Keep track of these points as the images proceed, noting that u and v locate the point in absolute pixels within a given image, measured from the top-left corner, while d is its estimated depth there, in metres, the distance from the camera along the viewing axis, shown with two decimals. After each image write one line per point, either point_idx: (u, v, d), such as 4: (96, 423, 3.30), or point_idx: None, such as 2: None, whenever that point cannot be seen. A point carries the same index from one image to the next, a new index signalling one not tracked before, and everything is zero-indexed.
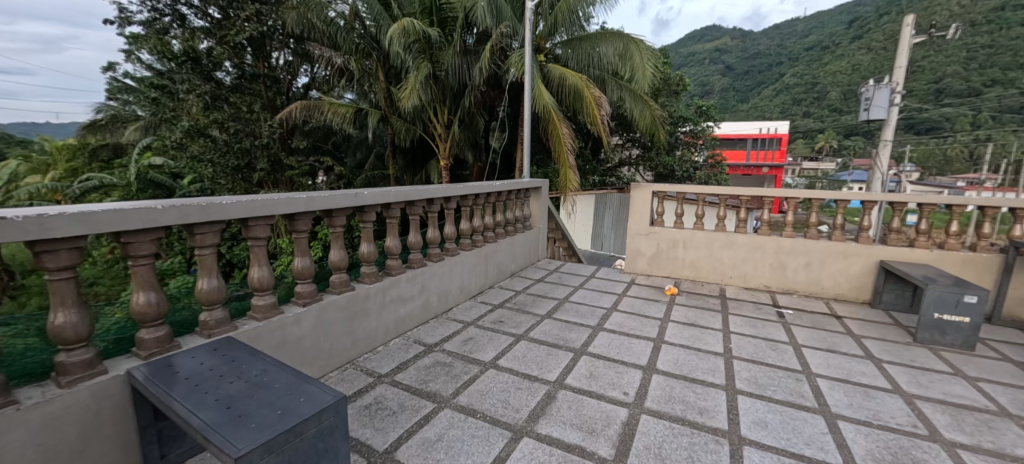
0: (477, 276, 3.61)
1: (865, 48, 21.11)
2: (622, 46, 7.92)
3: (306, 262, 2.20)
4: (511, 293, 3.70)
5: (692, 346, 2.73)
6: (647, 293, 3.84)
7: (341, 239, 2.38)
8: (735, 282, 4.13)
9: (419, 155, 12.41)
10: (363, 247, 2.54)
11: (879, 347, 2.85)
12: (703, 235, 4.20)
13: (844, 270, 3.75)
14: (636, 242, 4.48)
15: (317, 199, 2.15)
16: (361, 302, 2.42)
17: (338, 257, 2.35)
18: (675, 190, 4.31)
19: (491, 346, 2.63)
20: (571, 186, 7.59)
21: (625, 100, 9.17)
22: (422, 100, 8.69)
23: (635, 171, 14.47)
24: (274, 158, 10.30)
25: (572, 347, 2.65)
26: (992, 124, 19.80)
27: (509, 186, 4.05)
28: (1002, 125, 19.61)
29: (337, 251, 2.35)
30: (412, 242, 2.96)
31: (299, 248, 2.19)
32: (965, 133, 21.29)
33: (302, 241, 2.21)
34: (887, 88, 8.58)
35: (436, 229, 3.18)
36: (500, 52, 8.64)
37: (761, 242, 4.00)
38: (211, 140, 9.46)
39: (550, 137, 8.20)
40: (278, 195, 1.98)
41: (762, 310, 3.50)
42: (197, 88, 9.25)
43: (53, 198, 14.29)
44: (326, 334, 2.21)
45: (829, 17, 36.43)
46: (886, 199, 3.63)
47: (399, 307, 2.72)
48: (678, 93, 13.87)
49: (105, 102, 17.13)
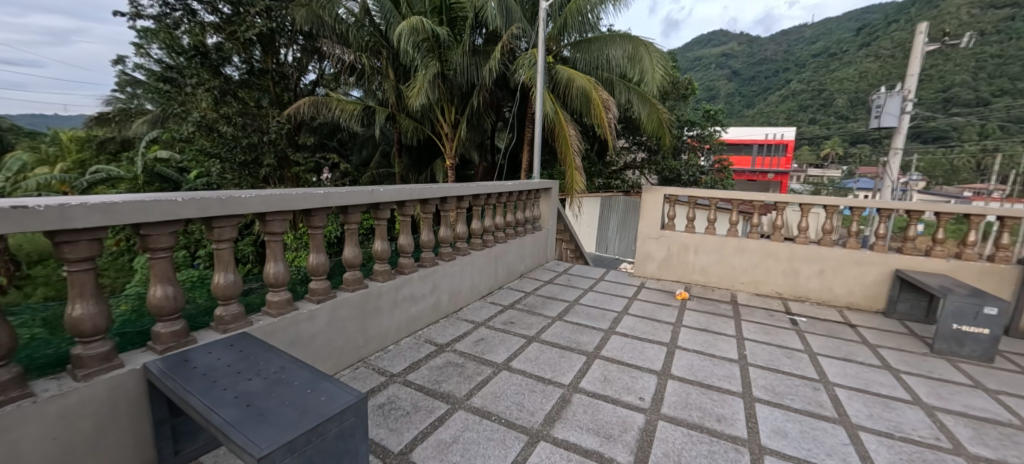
0: (487, 277, 3.57)
1: (871, 56, 21.13)
2: (631, 49, 7.95)
3: (321, 258, 2.18)
4: (520, 294, 3.66)
5: (705, 352, 2.69)
6: (656, 297, 3.80)
7: (354, 236, 2.36)
8: (746, 288, 4.08)
9: (425, 155, 12.38)
10: (377, 245, 2.53)
11: (896, 357, 2.81)
12: (714, 240, 4.15)
13: (858, 278, 3.71)
14: (646, 246, 4.42)
15: (334, 195, 2.12)
16: (374, 300, 2.39)
17: (350, 253, 2.34)
18: (687, 195, 4.25)
19: (503, 347, 2.60)
20: (579, 188, 7.56)
21: (633, 102, 9.10)
22: (429, 99, 8.77)
23: (641, 175, 14.49)
24: (281, 154, 10.38)
25: (584, 350, 2.62)
26: (1000, 135, 19.79)
27: (520, 187, 4.05)
28: (1010, 135, 19.59)
29: (351, 248, 2.33)
30: (424, 240, 2.93)
31: (315, 244, 2.17)
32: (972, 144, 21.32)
33: (317, 237, 2.19)
34: (899, 96, 8.51)
35: (448, 228, 3.16)
36: (510, 53, 8.60)
37: (773, 248, 3.95)
38: (219, 135, 9.50)
39: (556, 139, 8.25)
40: (295, 190, 1.96)
41: (774, 317, 3.45)
42: (206, 83, 9.43)
43: (61, 189, 14.55)
44: (339, 331, 2.19)
45: (836, 25, 36.60)
46: (902, 208, 3.57)
47: (410, 306, 2.69)
48: (686, 97, 13.87)
49: (113, 94, 17.39)
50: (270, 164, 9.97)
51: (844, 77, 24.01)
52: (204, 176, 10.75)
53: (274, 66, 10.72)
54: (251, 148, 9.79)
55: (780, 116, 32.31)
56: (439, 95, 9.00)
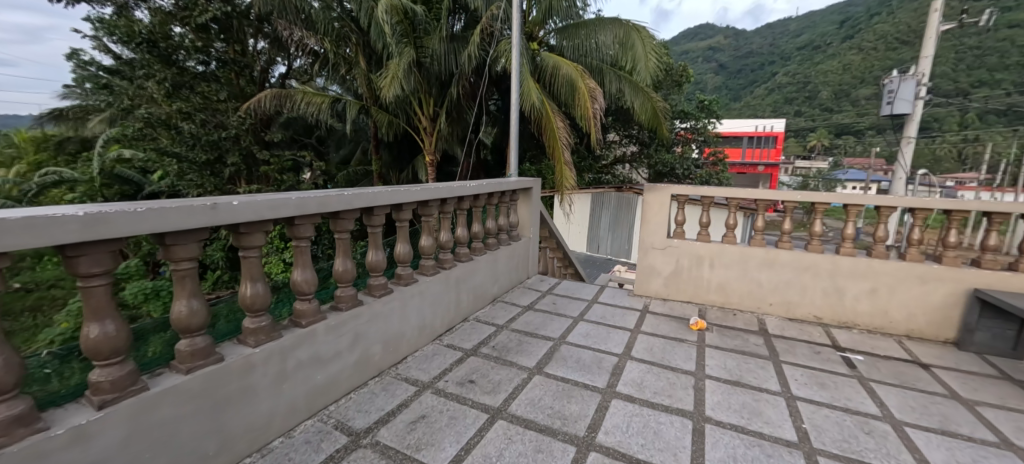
0: (444, 311, 2.68)
1: (856, 48, 21.03)
2: (622, 33, 7.25)
3: (107, 328, 1.23)
4: (490, 331, 2.78)
5: (748, 428, 1.86)
6: (666, 328, 2.94)
7: (186, 284, 1.38)
8: (776, 311, 3.24)
9: (406, 149, 11.11)
10: (244, 289, 1.59)
11: (1009, 422, 2.00)
12: (735, 250, 3.30)
13: (920, 299, 2.92)
14: (650, 258, 3.55)
15: (112, 214, 1.13)
16: (236, 380, 1.49)
17: (181, 308, 1.39)
18: (700, 194, 3.38)
19: (450, 435, 1.74)
20: (567, 185, 6.82)
21: (625, 92, 8.27)
22: (405, 90, 7.88)
23: (632, 169, 13.76)
24: (246, 152, 9.44)
25: (574, 433, 1.78)
26: (980, 125, 20.20)
27: (490, 186, 3.13)
28: (990, 125, 20.01)
29: (180, 303, 1.38)
30: (340, 271, 1.99)
31: (93, 306, 1.20)
32: (954, 134, 21.59)
33: (104, 293, 1.23)
34: (914, 80, 7.65)
35: (382, 249, 2.23)
36: (491, 38, 7.71)
37: (812, 260, 3.11)
38: (176, 132, 8.65)
39: (542, 132, 7.35)
40: (10, 214, 0.99)
41: (821, 356, 2.63)
42: (157, 75, 8.55)
43: (11, 193, 13.36)
44: (158, 445, 1.30)
45: (820, 17, 36.62)
46: (982, 209, 2.75)
47: (313, 374, 1.79)
48: (680, 85, 13.00)
49: (69, 90, 16.11)
50: (234, 163, 9.11)
51: (828, 69, 23.98)
52: (166, 177, 9.80)
53: (239, 56, 9.77)
54: (212, 146, 8.86)
55: (766, 109, 32.19)
56: (415, 85, 8.09)
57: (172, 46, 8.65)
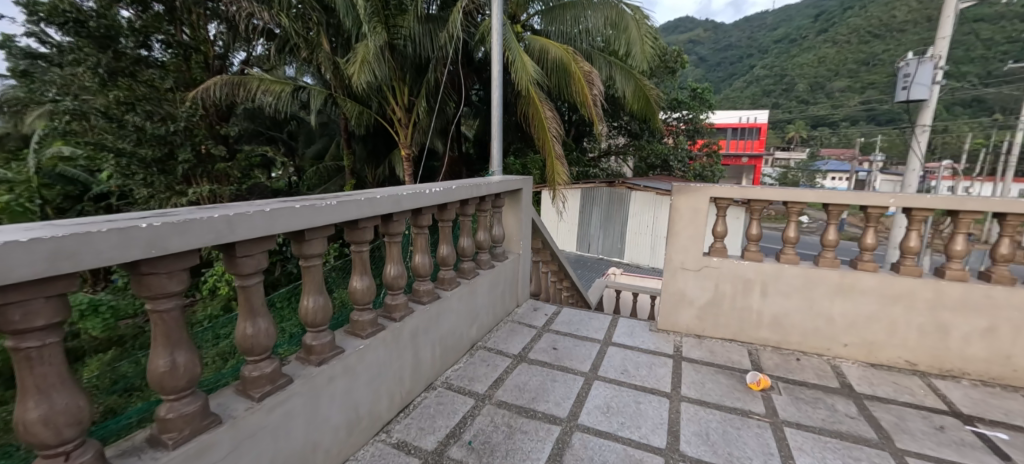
0: (392, 385, 1.74)
1: (831, 42, 21.48)
2: (614, 13, 6.35)
3: None
4: (462, 409, 1.86)
5: None
6: (715, 389, 2.08)
7: None
8: (853, 354, 2.41)
9: (382, 145, 10.07)
10: None
11: None
12: (796, 273, 2.45)
13: None
14: (679, 281, 2.69)
15: None
16: None
17: None
18: (745, 198, 2.51)
19: None
20: (559, 181, 5.92)
21: (616, 79, 7.39)
22: (377, 77, 6.81)
23: (622, 162, 12.98)
24: (200, 149, 8.02)
25: None
26: (948, 117, 20.58)
27: (462, 190, 2.18)
28: (955, 117, 20.40)
29: None
30: (158, 374, 1.01)
31: None
32: None
33: None
34: (933, 62, 6.69)
35: (266, 316, 1.26)
36: (472, 15, 6.69)
37: (907, 288, 2.28)
38: (120, 126, 7.20)
39: (529, 121, 6.37)
40: None
41: (949, 436, 1.81)
42: (87, 60, 7.12)
43: None
44: None
45: (797, 10, 36.91)
46: None
47: None
48: (674, 72, 12.20)
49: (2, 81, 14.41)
50: (186, 159, 7.64)
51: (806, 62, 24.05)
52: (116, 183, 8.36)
53: (194, 42, 8.29)
54: (159, 141, 7.42)
55: (746, 101, 32.14)
56: (388, 71, 7.05)
57: (108, 28, 7.26)
